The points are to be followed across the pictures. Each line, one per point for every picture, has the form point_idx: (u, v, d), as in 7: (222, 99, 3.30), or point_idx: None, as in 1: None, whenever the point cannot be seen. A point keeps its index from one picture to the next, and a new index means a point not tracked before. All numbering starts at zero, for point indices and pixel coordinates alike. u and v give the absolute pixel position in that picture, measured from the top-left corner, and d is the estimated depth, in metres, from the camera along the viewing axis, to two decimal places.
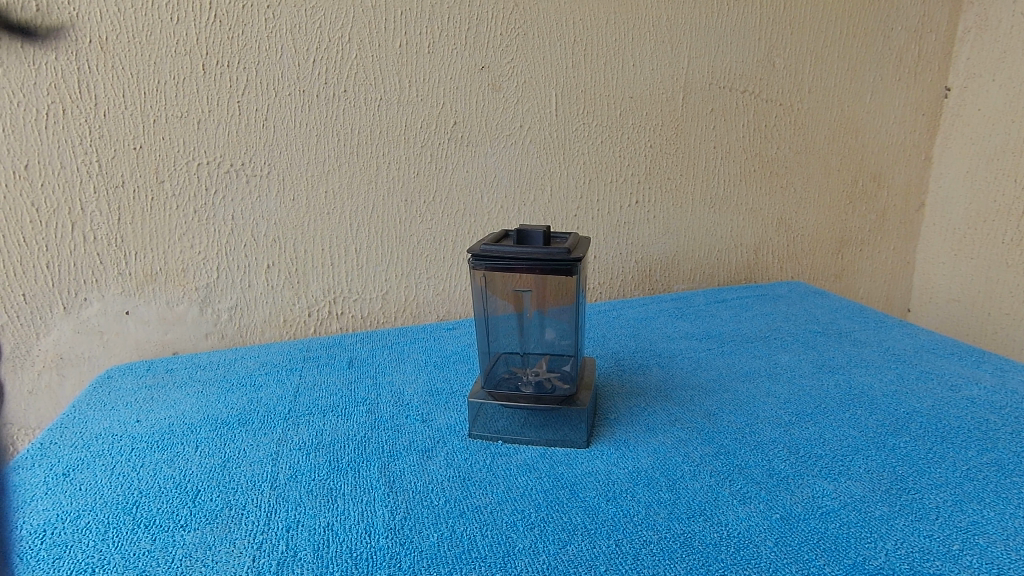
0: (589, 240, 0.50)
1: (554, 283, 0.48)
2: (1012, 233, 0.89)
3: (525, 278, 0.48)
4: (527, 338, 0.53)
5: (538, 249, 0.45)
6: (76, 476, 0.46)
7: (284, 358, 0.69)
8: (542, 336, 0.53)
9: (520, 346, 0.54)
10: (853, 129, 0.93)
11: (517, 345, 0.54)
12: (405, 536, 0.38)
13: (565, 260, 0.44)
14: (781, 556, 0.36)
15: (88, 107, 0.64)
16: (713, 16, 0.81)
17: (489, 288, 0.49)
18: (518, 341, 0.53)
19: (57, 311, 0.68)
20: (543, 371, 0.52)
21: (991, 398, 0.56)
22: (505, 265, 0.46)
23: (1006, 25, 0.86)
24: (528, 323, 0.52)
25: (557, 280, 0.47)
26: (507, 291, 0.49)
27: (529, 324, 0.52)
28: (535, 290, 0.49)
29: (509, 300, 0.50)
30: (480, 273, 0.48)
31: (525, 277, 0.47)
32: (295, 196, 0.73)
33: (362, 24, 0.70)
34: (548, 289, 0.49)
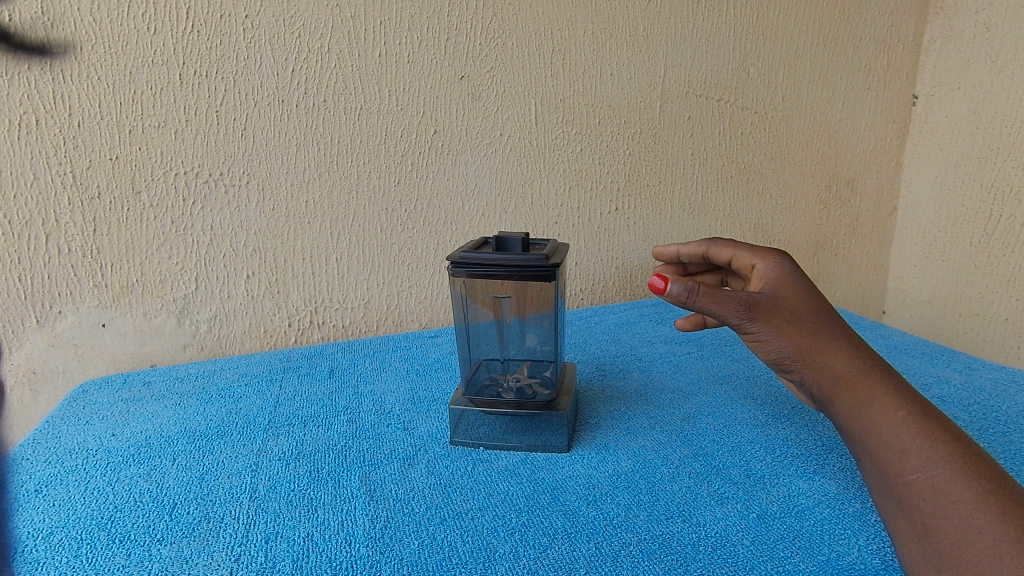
0: (567, 246, 0.51)
1: (534, 289, 0.48)
2: (979, 236, 0.92)
3: (505, 285, 0.48)
4: (507, 345, 0.53)
5: (517, 255, 0.46)
6: (49, 492, 0.45)
7: (264, 368, 0.69)
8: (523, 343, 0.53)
9: (500, 353, 0.54)
10: (826, 135, 0.95)
11: (497, 352, 0.54)
12: (385, 545, 0.38)
13: (545, 267, 0.45)
14: (757, 555, 0.36)
15: (63, 118, 0.63)
16: (687, 26, 0.83)
17: (469, 296, 0.49)
18: (498, 348, 0.53)
19: (30, 325, 0.67)
20: (524, 377, 0.52)
21: (961, 396, 0.57)
22: (485, 272, 0.46)
23: (969, 34, 0.89)
24: (508, 331, 0.52)
25: (536, 287, 0.48)
26: (487, 298, 0.49)
27: (509, 332, 0.52)
28: (515, 297, 0.49)
29: (489, 308, 0.51)
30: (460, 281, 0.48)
31: (504, 284, 0.47)
32: (275, 206, 0.73)
33: (341, 34, 0.70)
34: (528, 296, 0.49)
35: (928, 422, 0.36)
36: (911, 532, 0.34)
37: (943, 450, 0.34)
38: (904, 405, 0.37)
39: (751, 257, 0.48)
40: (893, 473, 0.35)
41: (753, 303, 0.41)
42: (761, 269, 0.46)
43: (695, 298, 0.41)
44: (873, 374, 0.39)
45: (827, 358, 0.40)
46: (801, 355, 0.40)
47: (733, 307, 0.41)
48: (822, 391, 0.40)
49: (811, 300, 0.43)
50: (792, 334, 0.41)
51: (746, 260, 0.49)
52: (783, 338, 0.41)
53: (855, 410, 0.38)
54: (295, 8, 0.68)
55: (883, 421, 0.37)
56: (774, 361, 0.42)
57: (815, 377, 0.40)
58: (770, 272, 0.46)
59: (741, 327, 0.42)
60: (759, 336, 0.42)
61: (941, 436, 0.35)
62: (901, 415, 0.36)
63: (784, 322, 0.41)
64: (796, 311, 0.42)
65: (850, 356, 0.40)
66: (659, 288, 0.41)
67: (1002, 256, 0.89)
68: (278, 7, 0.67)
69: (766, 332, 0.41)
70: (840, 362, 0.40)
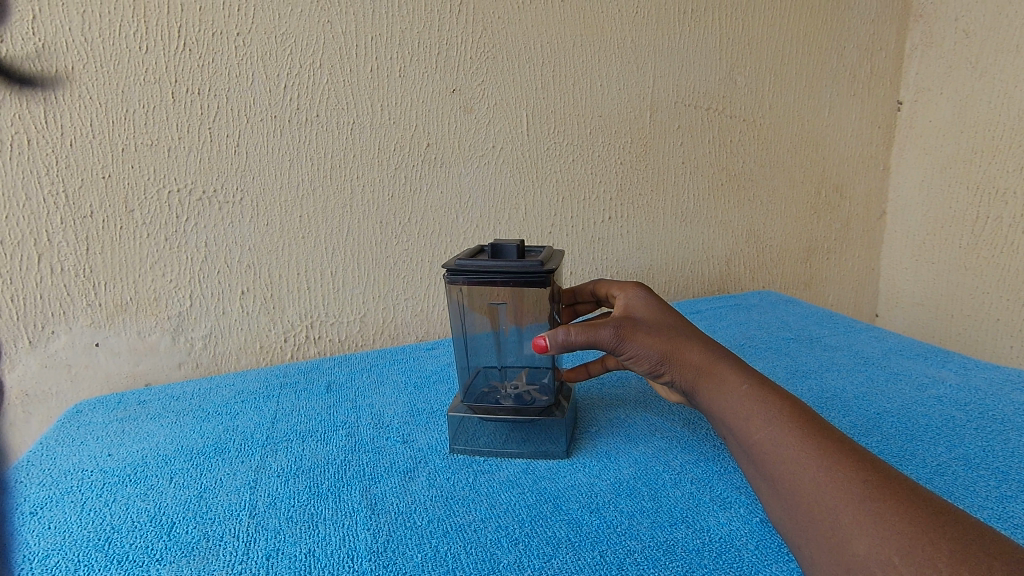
0: (564, 253, 0.51)
1: (530, 297, 0.48)
2: (968, 238, 0.93)
3: (500, 294, 0.48)
4: (505, 355, 0.53)
5: (511, 263, 0.46)
6: (44, 515, 0.44)
7: (260, 384, 0.68)
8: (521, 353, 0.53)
9: (498, 362, 0.54)
10: (814, 142, 0.96)
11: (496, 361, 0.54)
12: (388, 559, 0.38)
13: (540, 273, 0.45)
14: (763, 559, 0.36)
15: (55, 137, 0.63)
16: (674, 38, 0.84)
17: (465, 307, 0.49)
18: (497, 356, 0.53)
19: (23, 346, 0.66)
20: (523, 385, 0.52)
21: (956, 395, 0.58)
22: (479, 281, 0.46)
23: (950, 41, 0.91)
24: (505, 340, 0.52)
25: (532, 294, 0.47)
26: (482, 309, 0.49)
27: (507, 342, 0.52)
28: (511, 306, 0.49)
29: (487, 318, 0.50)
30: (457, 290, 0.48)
31: (499, 292, 0.47)
32: (269, 221, 0.73)
33: (333, 50, 0.71)
34: (525, 304, 0.48)
35: (764, 388, 0.40)
36: (765, 486, 0.37)
37: (777, 409, 0.38)
38: (746, 379, 0.41)
39: (614, 287, 0.53)
40: (742, 438, 0.39)
41: (619, 325, 0.45)
42: (623, 301, 0.50)
43: (573, 338, 0.44)
44: (720, 359, 0.43)
45: (685, 354, 0.44)
46: (668, 357, 0.44)
47: (602, 334, 0.44)
48: (688, 382, 0.44)
49: (660, 311, 0.48)
50: (655, 343, 0.44)
51: (610, 291, 0.54)
52: (651, 349, 0.44)
53: (712, 393, 0.42)
54: (287, 25, 0.68)
55: (729, 396, 0.41)
56: (652, 371, 0.45)
57: (682, 373, 0.44)
58: (633, 299, 0.50)
59: (618, 351, 0.45)
60: (635, 354, 0.45)
61: (774, 398, 0.39)
62: (744, 386, 0.40)
63: (645, 335, 0.44)
64: (653, 323, 0.46)
65: (700, 347, 0.44)
66: (541, 347, 0.45)
67: (990, 257, 0.91)
68: (270, 25, 0.68)
69: (636, 348, 0.44)
70: (697, 354, 0.43)
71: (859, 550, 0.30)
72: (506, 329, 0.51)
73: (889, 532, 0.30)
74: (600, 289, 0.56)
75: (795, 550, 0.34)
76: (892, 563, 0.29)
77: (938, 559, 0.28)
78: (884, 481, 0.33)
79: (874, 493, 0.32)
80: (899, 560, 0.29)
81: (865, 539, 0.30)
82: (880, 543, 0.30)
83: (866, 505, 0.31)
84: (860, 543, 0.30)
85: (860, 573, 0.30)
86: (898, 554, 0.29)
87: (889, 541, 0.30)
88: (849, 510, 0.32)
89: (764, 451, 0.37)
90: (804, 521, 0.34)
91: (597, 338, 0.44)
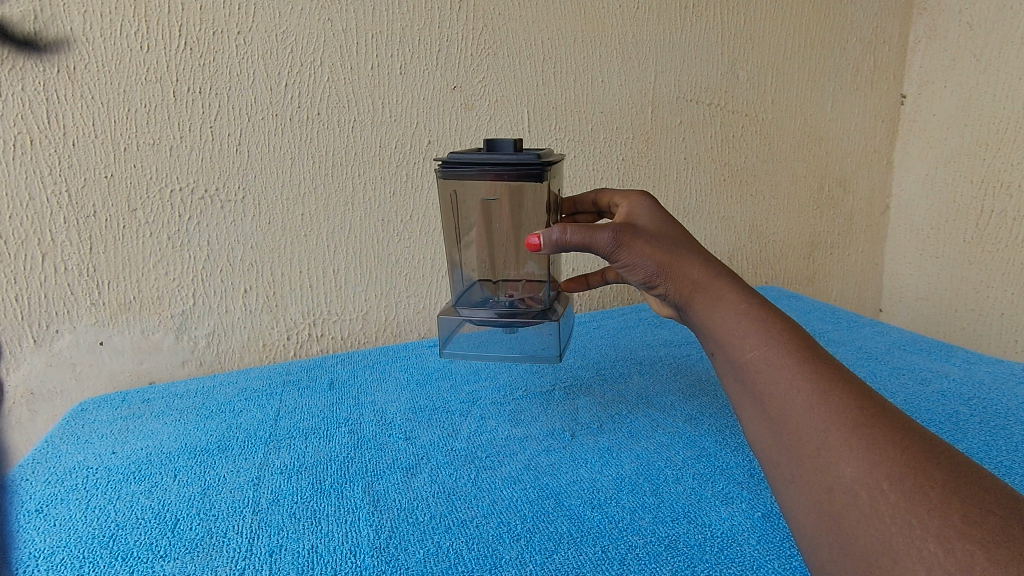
0: (562, 156, 0.52)
1: (526, 194, 0.49)
2: (972, 232, 0.93)
3: (496, 189, 0.49)
4: (499, 261, 0.55)
5: (506, 157, 0.47)
6: (49, 512, 0.45)
7: (264, 382, 0.68)
8: (517, 256, 0.54)
9: (493, 271, 0.55)
10: (817, 137, 0.96)
11: (491, 269, 0.55)
12: (390, 554, 0.38)
13: (535, 165, 0.46)
14: (764, 553, 0.37)
15: (57, 137, 0.63)
16: (675, 32, 0.84)
17: (462, 198, 0.51)
18: (492, 264, 0.55)
19: (28, 345, 0.67)
20: (519, 292, 0.55)
21: (960, 390, 0.57)
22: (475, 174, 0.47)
23: (954, 34, 0.91)
24: (500, 244, 0.54)
25: (529, 191, 0.49)
26: (478, 201, 0.51)
27: (502, 243, 0.54)
28: (507, 204, 0.51)
29: (482, 213, 0.52)
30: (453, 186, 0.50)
31: (495, 187, 0.49)
32: (271, 220, 0.73)
33: (333, 48, 0.71)
34: (521, 204, 0.50)
35: (767, 309, 0.36)
36: (747, 401, 0.34)
37: (777, 329, 0.35)
38: (744, 296, 0.38)
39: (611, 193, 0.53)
40: (729, 354, 0.36)
41: (619, 230, 0.42)
42: (626, 208, 0.47)
43: (570, 239, 0.42)
44: (718, 275, 0.40)
45: (681, 267, 0.41)
46: (665, 269, 0.41)
47: (600, 237, 0.42)
48: (680, 297, 0.41)
49: (663, 223, 0.44)
50: (653, 253, 0.42)
51: (613, 199, 0.52)
52: (647, 258, 0.42)
53: (707, 310, 0.39)
54: (288, 23, 0.68)
55: (723, 313, 0.38)
56: (645, 283, 0.43)
57: (677, 288, 0.41)
58: (637, 210, 0.46)
59: (613, 258, 0.43)
60: (629, 263, 0.43)
61: (775, 319, 0.36)
62: (745, 306, 0.37)
63: (645, 244, 0.42)
64: (655, 233, 0.43)
65: (699, 263, 0.41)
66: (535, 246, 0.43)
67: (995, 250, 0.90)
68: (270, 23, 0.68)
69: (633, 257, 0.42)
70: (694, 269, 0.41)
71: (843, 471, 0.29)
72: (501, 227, 0.53)
73: (880, 457, 0.28)
74: (602, 198, 0.54)
75: (768, 466, 0.33)
76: (879, 487, 0.27)
77: (930, 486, 0.27)
78: (880, 408, 0.30)
79: (868, 418, 0.30)
80: (888, 485, 0.27)
81: (853, 462, 0.29)
82: (869, 467, 0.28)
83: (859, 429, 0.29)
84: (846, 464, 0.29)
85: (842, 495, 0.28)
86: (887, 479, 0.27)
87: (879, 465, 0.28)
88: (838, 433, 0.30)
89: (752, 368, 0.34)
90: (784, 439, 0.31)
91: (594, 241, 0.42)
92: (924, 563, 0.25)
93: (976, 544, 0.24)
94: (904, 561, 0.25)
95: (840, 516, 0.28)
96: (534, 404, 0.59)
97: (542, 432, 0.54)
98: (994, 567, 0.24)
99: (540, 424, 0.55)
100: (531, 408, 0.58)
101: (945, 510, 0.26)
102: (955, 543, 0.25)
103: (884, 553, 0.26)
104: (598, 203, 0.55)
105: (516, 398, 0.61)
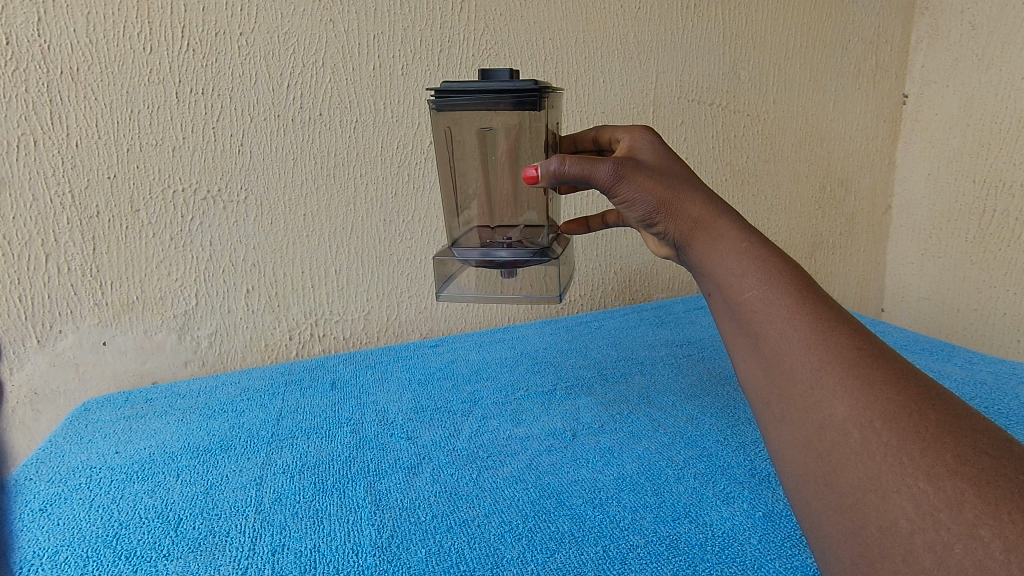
0: (560, 91, 0.49)
1: (525, 128, 0.46)
2: (974, 232, 0.93)
3: (493, 120, 0.45)
4: (497, 208, 0.49)
5: (505, 82, 0.43)
6: (53, 511, 0.45)
7: (266, 382, 0.68)
8: (515, 204, 0.49)
9: (490, 219, 0.50)
10: (818, 136, 0.96)
11: (488, 218, 0.50)
12: (392, 553, 0.38)
13: (534, 92, 0.43)
14: (765, 553, 0.37)
15: (60, 138, 0.64)
16: (677, 32, 0.84)
17: (454, 136, 0.47)
18: (489, 213, 0.50)
19: (31, 345, 0.67)
20: (518, 234, 0.49)
21: (961, 389, 0.57)
22: (471, 102, 0.43)
23: (956, 33, 0.91)
24: (497, 190, 0.49)
25: (528, 124, 0.45)
26: (473, 138, 0.47)
27: (499, 188, 0.49)
28: (503, 142, 0.47)
29: (477, 152, 0.48)
30: (446, 119, 0.46)
31: (491, 117, 0.45)
32: (273, 220, 0.73)
33: (335, 49, 0.71)
34: (519, 141, 0.47)
35: (769, 249, 0.35)
36: (741, 340, 0.33)
37: (777, 268, 0.33)
38: (747, 236, 0.36)
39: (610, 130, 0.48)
40: (725, 295, 0.34)
41: (620, 162, 0.39)
42: (628, 144, 0.44)
43: (568, 169, 0.39)
44: (722, 213, 0.37)
45: (684, 203, 0.38)
46: (667, 205, 0.38)
47: (600, 169, 0.38)
48: (680, 235, 0.38)
49: (668, 160, 0.41)
50: (655, 189, 0.38)
51: (615, 135, 0.47)
52: (648, 193, 0.38)
53: (706, 249, 0.37)
54: (289, 24, 0.68)
55: (723, 252, 0.35)
56: (644, 221, 0.39)
57: (678, 225, 0.38)
58: (639, 145, 0.43)
59: (611, 193, 0.40)
60: (629, 199, 0.39)
61: (776, 258, 0.34)
62: (745, 246, 0.35)
63: (647, 177, 0.39)
64: (658, 168, 0.40)
65: (703, 200, 0.38)
66: (532, 177, 0.40)
67: (997, 250, 0.90)
68: (272, 24, 0.68)
69: (633, 191, 0.39)
70: (697, 206, 0.38)
71: (837, 410, 0.28)
72: (498, 168, 0.48)
73: (875, 397, 0.28)
74: (603, 135, 0.49)
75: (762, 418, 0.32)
76: (872, 426, 0.27)
77: (924, 425, 0.26)
78: (876, 349, 0.30)
79: (865, 359, 0.29)
80: (881, 424, 0.27)
81: (848, 401, 0.28)
82: (863, 406, 0.28)
83: (854, 369, 0.29)
84: (840, 403, 0.28)
85: (834, 433, 0.28)
86: (880, 418, 0.27)
87: (874, 405, 0.28)
88: (834, 373, 0.29)
89: (749, 309, 0.33)
90: (778, 379, 0.31)
91: (594, 173, 0.38)
92: (912, 499, 0.25)
93: (967, 482, 0.24)
94: (892, 498, 0.26)
95: (831, 454, 0.28)
96: (536, 404, 0.59)
97: (542, 431, 0.54)
98: (983, 505, 0.24)
99: (542, 423, 0.55)
100: (533, 408, 0.58)
101: (937, 448, 0.26)
102: (945, 481, 0.25)
103: (871, 490, 0.26)
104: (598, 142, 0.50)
105: (518, 398, 0.61)
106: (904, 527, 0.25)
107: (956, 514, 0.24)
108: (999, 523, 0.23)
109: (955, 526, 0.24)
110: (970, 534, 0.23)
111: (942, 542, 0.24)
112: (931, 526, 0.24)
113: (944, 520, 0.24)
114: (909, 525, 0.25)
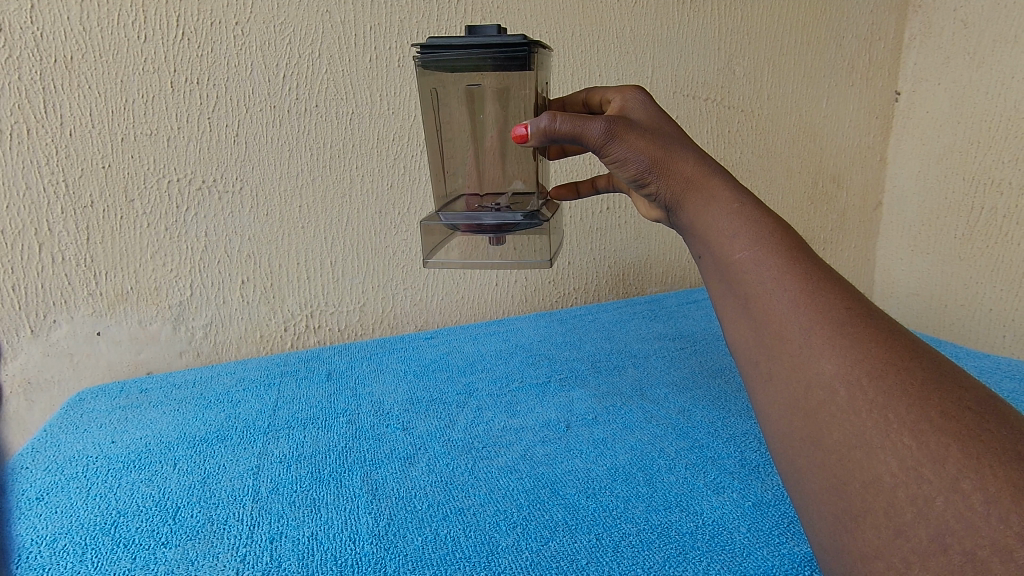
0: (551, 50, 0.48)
1: (512, 89, 0.45)
2: (963, 229, 0.94)
3: (480, 77, 0.45)
4: (485, 176, 0.49)
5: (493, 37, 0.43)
6: (51, 500, 0.45)
7: (261, 372, 0.69)
8: (503, 173, 0.49)
9: (479, 186, 0.49)
10: (811, 132, 0.96)
11: (477, 186, 0.49)
12: (388, 541, 0.39)
13: (523, 46, 0.42)
14: (755, 541, 0.38)
15: (54, 127, 0.63)
16: (673, 27, 0.84)
17: (442, 96, 0.47)
18: (477, 181, 0.49)
19: (24, 335, 0.67)
20: (507, 201, 0.48)
21: None
22: (458, 56, 0.43)
23: (948, 32, 0.92)
24: (485, 158, 0.49)
25: (516, 85, 0.45)
26: (461, 98, 0.47)
27: (486, 155, 0.48)
28: (490, 103, 0.47)
29: (465, 113, 0.48)
30: (434, 76, 0.46)
31: (479, 77, 0.45)
32: (269, 211, 0.73)
33: (332, 40, 0.71)
34: (507, 103, 0.46)
35: (760, 210, 0.34)
36: (730, 303, 0.33)
37: (767, 229, 0.33)
38: (739, 199, 0.36)
39: (600, 90, 0.47)
40: (716, 258, 0.34)
41: (612, 120, 0.38)
42: (620, 103, 0.43)
43: (558, 127, 0.38)
44: (714, 175, 0.37)
45: (677, 165, 0.38)
46: (659, 165, 0.38)
47: (591, 127, 0.38)
48: (673, 197, 0.38)
49: (661, 120, 0.41)
50: (647, 148, 0.38)
51: (606, 96, 0.45)
52: (639, 153, 0.38)
53: (698, 211, 0.36)
54: (286, 14, 0.68)
55: (715, 215, 0.35)
56: (635, 182, 0.39)
57: (669, 185, 0.38)
58: (631, 105, 0.42)
59: (602, 152, 0.39)
60: (620, 158, 0.39)
61: (766, 218, 0.34)
62: (736, 207, 0.35)
63: (638, 136, 0.38)
64: (650, 128, 0.40)
65: (696, 160, 0.38)
66: (522, 136, 0.40)
67: (985, 247, 0.92)
68: (269, 14, 0.68)
69: (624, 151, 0.38)
70: (690, 166, 0.37)
71: (825, 368, 0.28)
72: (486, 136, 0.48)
73: (862, 355, 0.28)
74: (594, 97, 0.47)
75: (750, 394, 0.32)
76: (859, 383, 0.27)
77: (909, 383, 0.27)
78: (864, 309, 0.30)
79: (853, 317, 0.29)
80: (866, 381, 0.27)
81: (836, 359, 0.28)
82: (850, 364, 0.28)
83: (843, 329, 0.29)
84: (827, 361, 0.28)
85: (821, 392, 0.28)
86: (867, 375, 0.27)
87: (861, 363, 0.28)
88: (822, 331, 0.29)
89: (740, 270, 0.33)
90: (765, 339, 0.31)
91: (585, 131, 0.38)
92: (896, 455, 0.26)
93: (951, 437, 0.25)
94: (876, 454, 0.26)
95: (816, 413, 0.28)
96: (530, 395, 0.60)
97: (537, 422, 0.55)
98: (965, 458, 0.24)
99: (536, 415, 0.56)
100: (527, 399, 0.59)
101: (922, 405, 0.26)
102: (928, 436, 0.25)
103: (856, 447, 0.27)
104: (588, 105, 0.48)
105: (512, 390, 0.61)
106: (887, 482, 0.25)
107: (939, 468, 0.24)
108: (981, 476, 0.24)
109: (937, 481, 0.24)
110: (952, 488, 0.24)
111: (924, 496, 0.24)
112: (914, 480, 0.25)
113: (928, 474, 0.25)
114: (892, 480, 0.25)
